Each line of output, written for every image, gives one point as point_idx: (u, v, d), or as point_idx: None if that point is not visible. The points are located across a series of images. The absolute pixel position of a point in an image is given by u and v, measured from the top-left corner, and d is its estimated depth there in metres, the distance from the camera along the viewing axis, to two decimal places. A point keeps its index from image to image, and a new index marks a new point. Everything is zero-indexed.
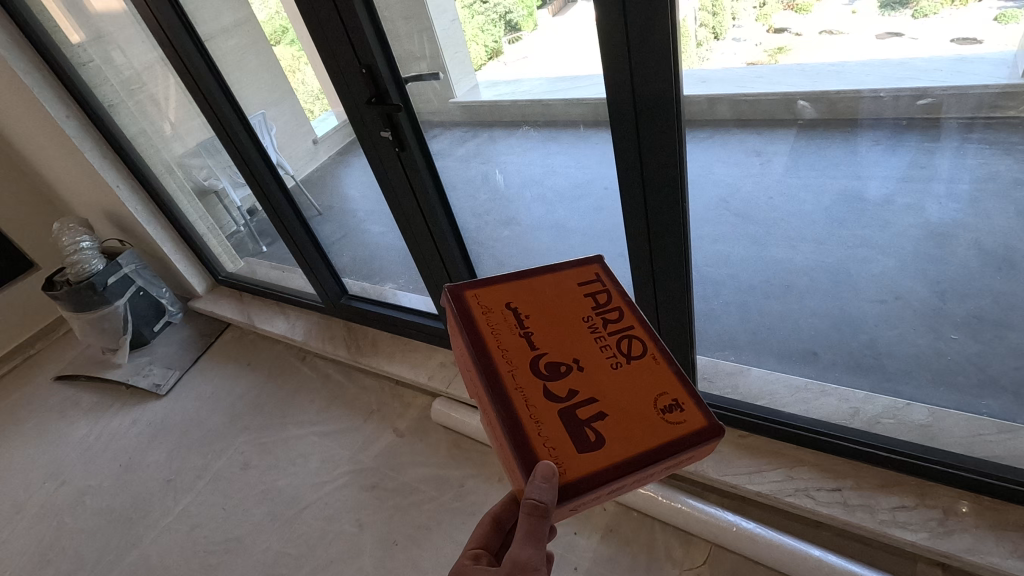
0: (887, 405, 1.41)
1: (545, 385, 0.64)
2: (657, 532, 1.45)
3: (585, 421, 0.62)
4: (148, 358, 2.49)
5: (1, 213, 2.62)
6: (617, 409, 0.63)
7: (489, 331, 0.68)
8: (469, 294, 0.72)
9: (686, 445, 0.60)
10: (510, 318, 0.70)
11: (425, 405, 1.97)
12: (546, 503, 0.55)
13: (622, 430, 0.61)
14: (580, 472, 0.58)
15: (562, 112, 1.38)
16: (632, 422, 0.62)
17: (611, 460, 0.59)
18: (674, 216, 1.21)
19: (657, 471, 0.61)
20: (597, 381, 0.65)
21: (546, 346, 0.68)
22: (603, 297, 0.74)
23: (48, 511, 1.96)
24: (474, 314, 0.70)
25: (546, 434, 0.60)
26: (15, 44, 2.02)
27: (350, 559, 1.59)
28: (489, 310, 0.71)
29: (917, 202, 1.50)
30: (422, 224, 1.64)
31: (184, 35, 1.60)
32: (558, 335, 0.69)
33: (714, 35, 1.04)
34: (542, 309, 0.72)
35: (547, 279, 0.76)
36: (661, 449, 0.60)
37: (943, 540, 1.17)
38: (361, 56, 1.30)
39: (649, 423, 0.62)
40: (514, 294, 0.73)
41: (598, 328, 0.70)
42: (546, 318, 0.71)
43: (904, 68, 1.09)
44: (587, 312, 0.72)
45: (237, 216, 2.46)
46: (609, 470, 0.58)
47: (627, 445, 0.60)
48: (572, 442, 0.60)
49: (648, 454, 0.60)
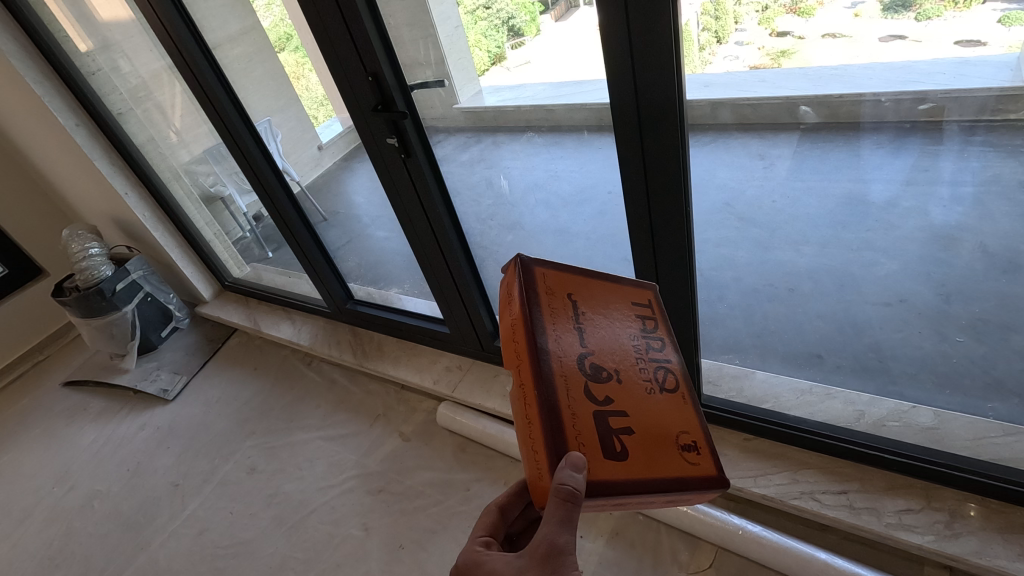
0: (893, 409, 1.44)
1: (587, 382, 0.63)
2: (663, 535, 1.45)
3: (615, 430, 0.61)
4: (156, 364, 2.51)
5: (12, 220, 2.65)
6: (645, 431, 0.63)
7: (548, 313, 0.65)
8: (538, 271, 0.69)
9: (695, 488, 0.61)
10: (568, 308, 0.68)
11: (431, 409, 1.98)
12: (576, 495, 0.56)
13: (645, 453, 0.61)
14: (601, 477, 0.58)
15: (565, 117, 1.39)
16: (655, 447, 0.62)
17: (629, 477, 0.59)
18: (678, 219, 1.21)
19: (661, 500, 0.62)
20: (633, 396, 0.64)
21: (595, 346, 0.66)
22: (653, 317, 0.73)
23: (57, 515, 1.98)
24: (538, 293, 0.67)
25: (579, 429, 0.59)
26: (26, 53, 2.05)
27: (357, 563, 1.60)
28: (552, 292, 0.68)
29: (921, 205, 1.47)
30: (428, 229, 1.65)
31: (192, 43, 1.64)
32: (608, 339, 0.68)
33: (717, 38, 1.05)
34: (600, 308, 0.70)
35: (608, 281, 0.74)
36: (671, 483, 0.61)
37: (949, 543, 1.17)
38: (368, 65, 1.33)
39: (668, 454, 0.62)
40: (577, 285, 0.71)
41: (644, 346, 0.69)
42: (600, 318, 0.69)
43: (907, 71, 1.10)
44: (636, 326, 0.71)
45: (243, 222, 2.48)
46: (628, 487, 0.58)
47: (646, 468, 0.60)
48: (599, 447, 0.59)
49: (663, 483, 0.60)
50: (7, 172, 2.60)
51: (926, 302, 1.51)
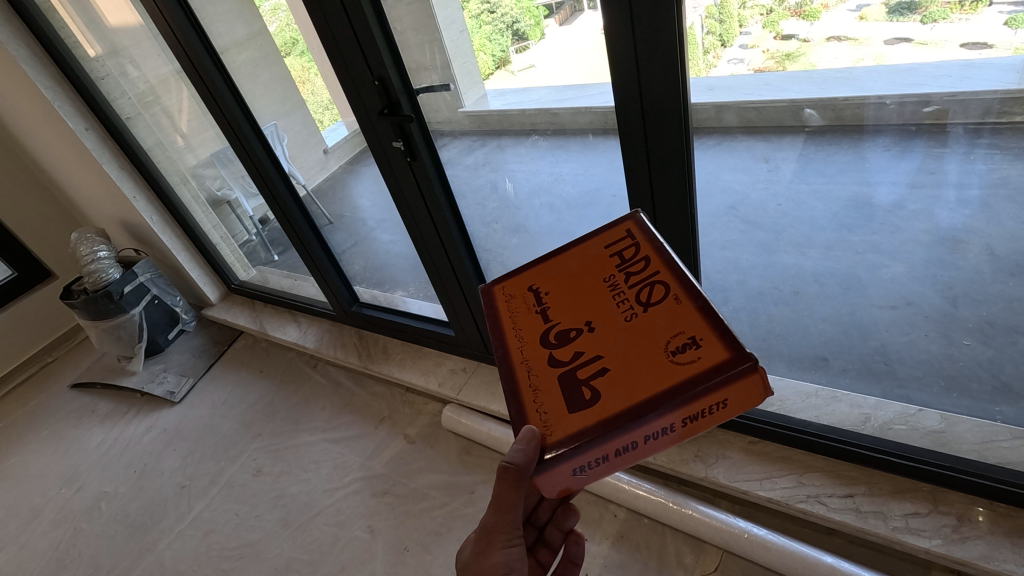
0: (899, 412, 1.38)
1: (551, 352, 0.63)
2: (668, 538, 1.45)
3: (584, 379, 0.59)
4: (163, 366, 2.53)
5: (22, 223, 2.68)
6: (622, 362, 0.58)
7: (506, 312, 0.70)
8: (494, 288, 0.74)
9: (698, 384, 0.53)
10: (529, 298, 0.70)
11: (435, 412, 1.98)
12: (521, 464, 0.57)
13: (624, 381, 0.57)
14: (567, 432, 0.56)
15: (570, 120, 1.40)
16: (635, 372, 0.57)
17: (605, 414, 0.55)
18: (685, 223, 1.21)
19: (675, 418, 0.53)
20: (605, 339, 0.61)
21: (558, 316, 0.66)
22: (629, 251, 0.70)
23: (65, 517, 1.99)
24: (497, 304, 0.72)
25: (542, 399, 0.60)
26: (37, 59, 2.07)
27: (362, 565, 1.60)
28: (512, 296, 0.72)
29: (927, 208, 1.52)
30: (433, 233, 1.65)
31: (202, 49, 1.64)
32: (572, 300, 0.67)
33: (721, 43, 1.05)
34: (563, 279, 0.71)
35: (574, 251, 0.75)
36: (664, 395, 0.54)
37: (957, 547, 1.16)
38: (374, 69, 1.34)
39: (657, 369, 0.56)
40: (538, 276, 0.73)
41: (618, 285, 0.67)
42: (565, 288, 0.69)
43: (913, 74, 1.09)
44: (610, 272, 0.69)
45: (249, 225, 2.51)
46: (599, 423, 0.54)
47: (629, 394, 0.55)
48: (565, 403, 0.58)
49: (650, 401, 0.54)
50: (16, 176, 2.62)
51: (933, 305, 1.50)
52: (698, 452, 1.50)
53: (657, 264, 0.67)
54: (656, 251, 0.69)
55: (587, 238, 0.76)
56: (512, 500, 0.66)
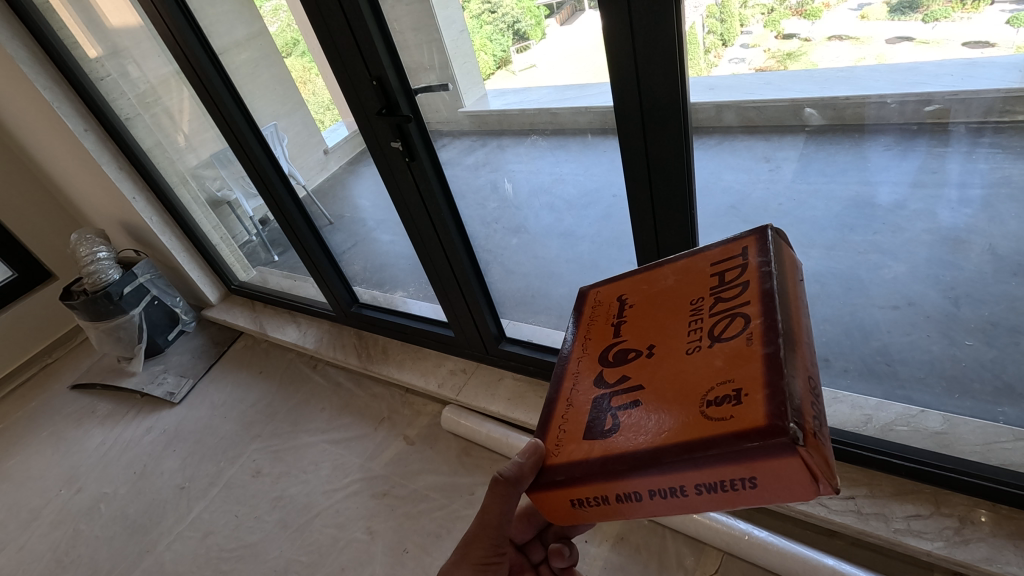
0: (901, 413, 1.37)
1: (601, 372, 0.59)
2: (668, 540, 1.44)
3: (614, 408, 0.54)
4: (163, 367, 2.52)
5: (22, 224, 2.68)
6: (655, 400, 0.51)
7: (588, 318, 0.65)
8: (589, 290, 0.69)
9: (708, 449, 0.43)
10: (613, 308, 0.64)
11: (435, 412, 1.97)
12: (519, 475, 0.59)
13: (646, 423, 0.50)
14: (571, 457, 0.54)
15: (570, 120, 1.40)
16: (660, 414, 0.49)
17: (610, 452, 0.51)
18: (684, 223, 1.20)
19: (682, 480, 0.46)
20: (654, 369, 0.54)
21: (627, 333, 0.60)
22: (732, 273, 0.55)
23: (64, 518, 1.99)
24: (583, 309, 0.67)
25: (570, 417, 0.58)
26: (36, 60, 2.07)
27: (361, 566, 1.60)
28: (600, 303, 0.66)
29: (928, 208, 1.49)
30: (433, 233, 1.65)
31: (200, 50, 1.64)
32: (645, 318, 0.59)
33: (723, 41, 1.05)
34: (653, 295, 0.62)
35: (683, 260, 0.63)
36: (670, 450, 0.46)
37: (959, 549, 1.16)
38: (372, 69, 1.33)
39: (676, 419, 0.48)
40: (635, 285, 0.65)
41: (701, 310, 0.55)
42: (648, 304, 0.61)
43: (914, 73, 1.09)
44: (701, 293, 0.57)
45: (249, 226, 2.50)
46: (599, 460, 0.51)
47: (640, 438, 0.49)
48: (584, 429, 0.55)
49: (653, 452, 0.47)
50: (16, 176, 2.62)
51: (936, 305, 1.50)
52: None
53: (754, 290, 0.52)
54: (763, 270, 0.53)
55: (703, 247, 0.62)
56: (497, 514, 0.68)
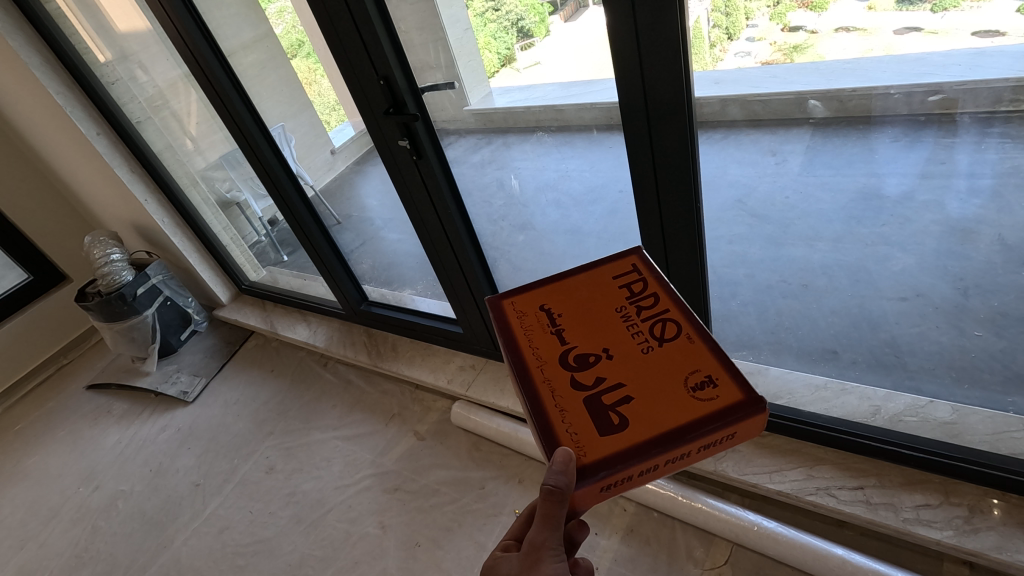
0: (910, 403, 1.38)
1: (571, 374, 0.66)
2: (678, 531, 1.45)
3: (609, 405, 0.62)
4: (176, 366, 2.56)
5: (37, 228, 2.73)
6: (644, 389, 0.63)
7: (522, 331, 0.72)
8: (504, 302, 0.77)
9: (721, 418, 0.59)
10: (543, 318, 0.73)
11: (445, 408, 1.99)
12: (562, 486, 0.58)
13: (647, 410, 0.61)
14: (601, 456, 0.58)
15: (575, 116, 1.40)
16: (657, 400, 0.62)
17: (635, 440, 0.59)
18: (690, 218, 1.21)
19: (692, 448, 0.59)
20: (622, 366, 0.66)
21: (575, 340, 0.69)
22: (637, 285, 0.75)
23: (83, 515, 2.02)
24: (509, 320, 0.73)
25: (570, 419, 0.62)
26: (49, 66, 2.10)
27: (374, 560, 1.62)
28: (523, 313, 0.74)
29: (937, 199, 1.53)
30: (441, 230, 1.67)
31: (208, 52, 1.66)
32: (586, 324, 0.71)
33: (728, 35, 1.05)
34: (578, 309, 0.73)
35: (582, 277, 0.78)
36: (686, 427, 0.59)
37: (969, 538, 1.16)
38: (379, 68, 1.35)
39: (677, 401, 0.61)
40: (548, 297, 0.76)
41: (631, 317, 0.71)
42: (575, 315, 0.73)
43: (920, 64, 1.10)
44: (621, 302, 0.73)
45: (259, 226, 2.52)
46: (629, 450, 0.58)
47: (658, 422, 0.60)
48: (592, 428, 0.61)
49: (675, 433, 0.59)
50: (29, 180, 2.66)
51: (944, 296, 1.50)
52: None
53: (665, 300, 0.72)
54: (662, 284, 0.74)
55: (594, 265, 0.80)
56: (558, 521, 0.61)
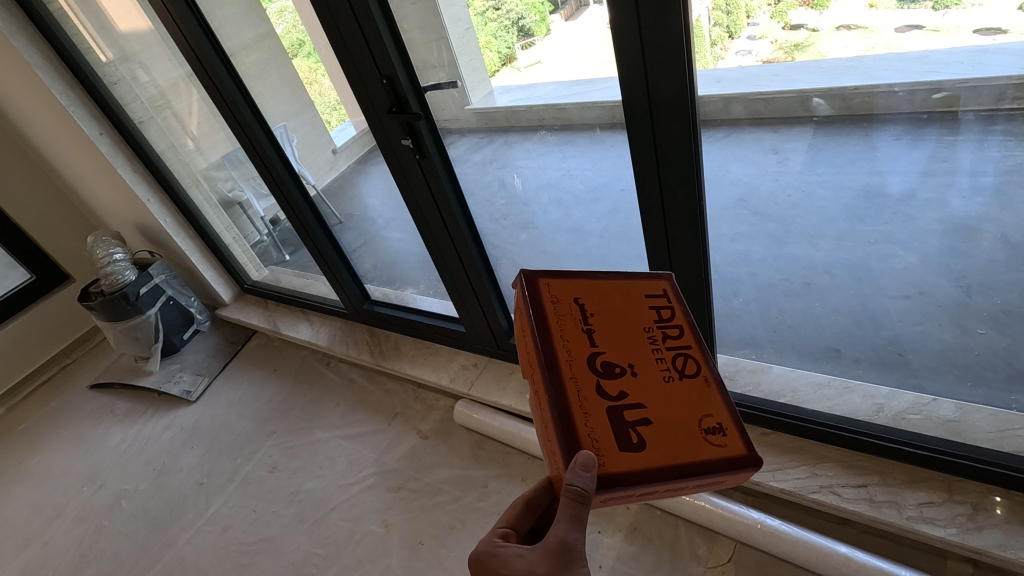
0: (913, 401, 1.38)
1: (598, 380, 0.64)
2: (681, 529, 1.45)
3: (630, 423, 0.62)
4: (179, 365, 2.56)
5: (40, 228, 2.73)
6: (663, 417, 0.63)
7: (555, 319, 0.68)
8: (539, 281, 0.72)
9: (731, 468, 0.60)
10: (576, 313, 0.70)
11: (447, 407, 2.00)
12: (587, 490, 0.57)
13: (665, 440, 0.61)
14: (615, 474, 0.59)
15: (577, 115, 1.39)
16: (675, 432, 0.62)
17: (649, 466, 0.60)
18: (692, 215, 1.21)
19: (695, 486, 0.61)
20: (645, 387, 0.65)
21: (606, 345, 0.67)
22: (671, 304, 0.73)
23: (87, 514, 2.03)
24: (544, 303, 0.70)
25: (592, 427, 0.61)
26: (52, 66, 2.11)
27: (378, 558, 1.62)
28: (558, 301, 0.70)
29: (940, 197, 1.53)
30: (443, 229, 1.67)
31: (210, 51, 1.67)
32: (617, 332, 0.69)
33: (730, 33, 1.05)
34: (610, 313, 0.71)
35: (617, 281, 0.75)
36: (698, 468, 0.60)
37: (972, 536, 1.16)
38: (382, 67, 1.35)
39: (689, 438, 0.62)
40: (584, 290, 0.72)
41: (658, 339, 0.69)
42: (608, 318, 0.70)
43: (922, 62, 1.10)
44: (654, 318, 0.71)
45: (261, 226, 2.52)
46: (642, 476, 0.59)
47: (669, 455, 0.60)
48: (612, 444, 0.60)
49: (687, 472, 0.60)
50: (31, 180, 2.66)
51: (947, 294, 1.50)
52: None
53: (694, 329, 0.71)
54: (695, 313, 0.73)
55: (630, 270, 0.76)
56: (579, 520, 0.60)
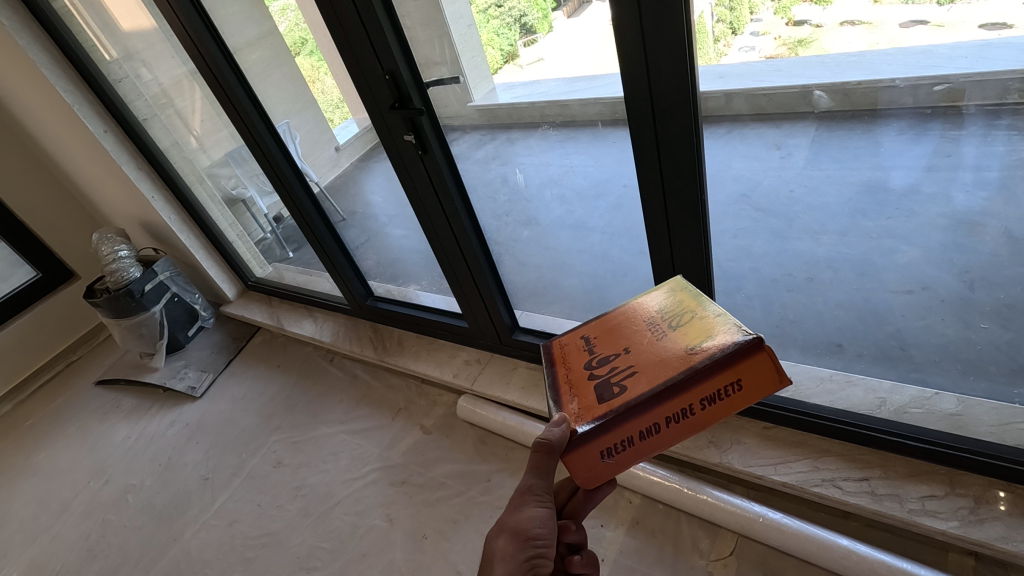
0: (915, 396, 1.37)
1: (587, 367, 0.70)
2: (683, 523, 1.46)
3: (614, 380, 0.66)
4: (183, 362, 2.58)
5: (46, 225, 2.75)
6: (646, 362, 0.66)
7: (556, 351, 0.77)
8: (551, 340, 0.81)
9: (712, 362, 0.60)
10: (576, 337, 0.77)
11: (451, 402, 2.00)
12: (555, 441, 0.63)
13: (645, 375, 0.64)
14: (596, 418, 0.62)
15: (579, 112, 1.40)
16: (657, 365, 0.64)
17: (630, 399, 0.62)
18: (693, 210, 1.21)
19: (691, 399, 0.61)
20: (634, 351, 0.69)
21: (598, 344, 0.73)
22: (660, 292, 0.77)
23: (93, 509, 2.04)
24: (549, 346, 0.79)
25: (577, 399, 0.67)
26: (56, 64, 2.12)
27: (381, 552, 1.63)
28: (564, 339, 0.78)
29: (943, 192, 1.51)
30: (446, 225, 1.67)
31: (214, 49, 1.68)
32: (610, 330, 0.75)
33: (732, 30, 1.06)
34: (605, 319, 0.78)
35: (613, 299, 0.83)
36: (679, 379, 0.61)
37: (974, 529, 1.16)
38: (384, 63, 1.35)
39: (674, 362, 0.63)
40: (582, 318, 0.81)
41: (649, 314, 0.74)
42: (605, 327, 0.76)
43: (928, 56, 1.10)
44: (644, 307, 0.76)
45: (264, 223, 2.53)
46: (621, 408, 0.62)
47: (647, 384, 0.62)
48: (594, 401, 0.65)
49: (667, 387, 0.61)
50: (37, 178, 2.68)
51: (950, 289, 1.50)
52: (712, 437, 1.50)
53: (685, 296, 0.74)
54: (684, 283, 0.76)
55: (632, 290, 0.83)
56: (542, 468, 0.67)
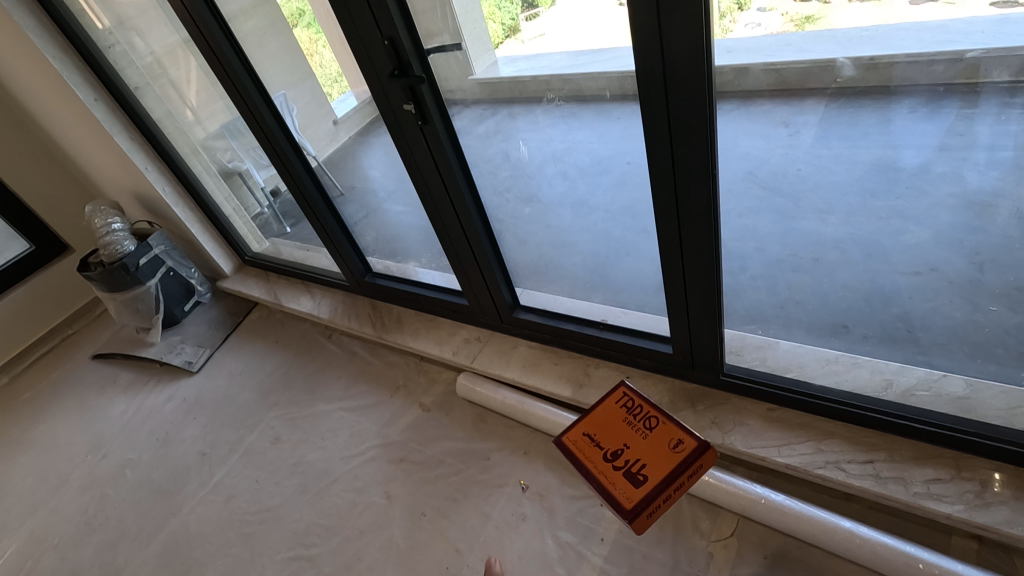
0: (922, 377, 1.36)
1: (611, 467, 0.98)
2: (684, 504, 1.45)
3: (636, 472, 0.96)
4: (180, 337, 2.55)
5: (38, 198, 2.70)
6: (654, 457, 0.98)
7: (576, 457, 1.02)
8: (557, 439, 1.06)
9: (693, 462, 0.95)
10: (586, 442, 1.03)
11: (450, 380, 1.99)
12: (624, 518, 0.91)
13: (658, 462, 0.97)
14: (643, 505, 0.91)
15: (586, 87, 1.34)
16: (661, 459, 0.97)
17: (653, 487, 0.93)
18: (706, 187, 1.16)
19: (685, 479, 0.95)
20: (641, 451, 0.99)
21: (609, 437, 1.03)
22: (631, 402, 1.07)
23: (91, 483, 2.04)
24: (570, 455, 1.03)
25: (618, 486, 0.95)
26: (44, 29, 2.05)
27: (380, 529, 1.63)
28: (575, 441, 1.04)
29: (954, 172, 1.58)
30: (445, 198, 1.63)
31: (207, 14, 1.61)
32: (610, 432, 1.04)
33: (738, 6, 0.98)
34: (595, 416, 1.07)
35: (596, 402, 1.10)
36: (675, 472, 0.95)
37: (980, 512, 1.15)
38: (384, 28, 1.29)
39: (671, 462, 0.96)
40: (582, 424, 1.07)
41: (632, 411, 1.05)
42: (602, 425, 1.05)
43: (943, 31, 1.15)
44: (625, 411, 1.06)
45: (262, 197, 2.48)
46: (653, 495, 0.92)
47: (659, 472, 0.95)
48: (631, 484, 0.95)
49: (671, 477, 0.94)
50: (26, 149, 2.61)
51: (959, 271, 1.47)
52: (715, 418, 1.48)
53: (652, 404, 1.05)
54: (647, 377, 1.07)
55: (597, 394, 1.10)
56: None
